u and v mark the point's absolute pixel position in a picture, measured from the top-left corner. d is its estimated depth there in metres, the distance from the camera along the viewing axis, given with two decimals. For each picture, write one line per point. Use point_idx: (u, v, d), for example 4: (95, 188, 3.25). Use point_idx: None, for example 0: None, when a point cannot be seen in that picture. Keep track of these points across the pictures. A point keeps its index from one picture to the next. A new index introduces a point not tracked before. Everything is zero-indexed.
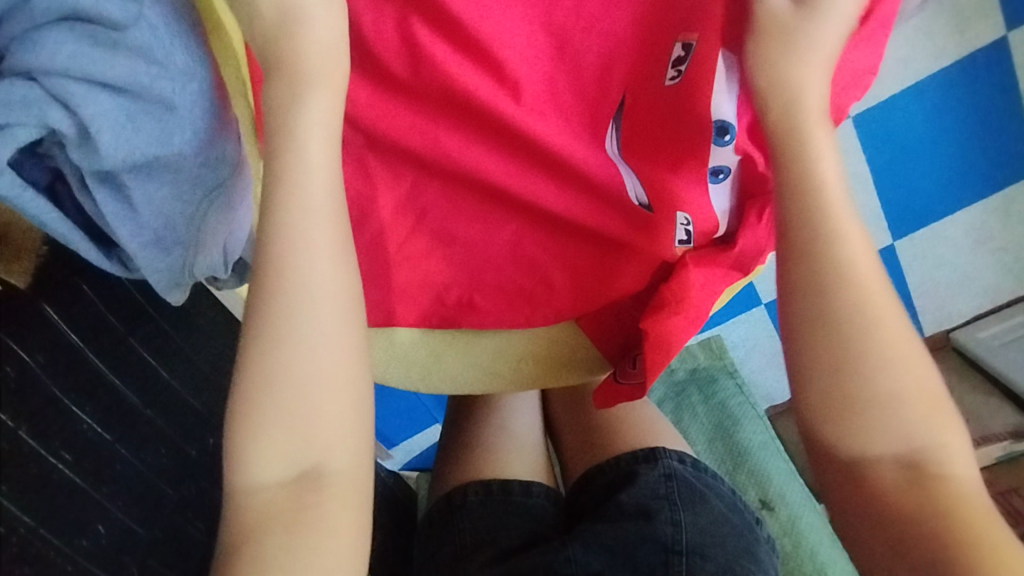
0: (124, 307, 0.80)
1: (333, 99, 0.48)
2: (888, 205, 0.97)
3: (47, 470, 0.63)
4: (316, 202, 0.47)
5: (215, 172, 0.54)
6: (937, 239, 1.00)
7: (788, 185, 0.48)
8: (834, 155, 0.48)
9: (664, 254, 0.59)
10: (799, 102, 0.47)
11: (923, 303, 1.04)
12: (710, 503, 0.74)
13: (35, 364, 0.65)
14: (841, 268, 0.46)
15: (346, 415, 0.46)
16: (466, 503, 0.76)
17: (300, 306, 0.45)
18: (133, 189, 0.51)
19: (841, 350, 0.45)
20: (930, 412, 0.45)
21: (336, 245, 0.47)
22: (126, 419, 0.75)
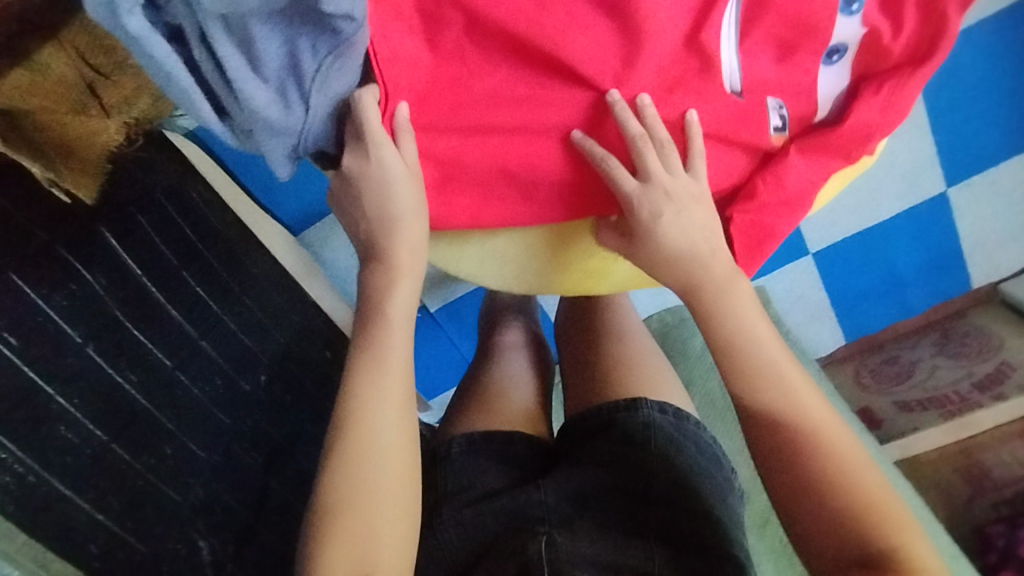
0: (178, 239, 0.77)
1: (413, 215, 0.52)
2: (942, 147, 0.94)
3: (114, 388, 0.65)
4: (394, 349, 0.51)
5: (347, 27, 0.43)
6: (987, 188, 0.97)
7: (721, 357, 0.53)
8: (729, 272, 0.54)
9: (764, 145, 0.57)
10: (692, 281, 0.54)
11: (971, 253, 1.02)
12: (687, 456, 0.62)
13: (98, 287, 0.66)
14: (775, 378, 0.51)
15: (396, 516, 0.47)
16: (449, 455, 0.64)
17: (380, 438, 0.48)
18: (260, 39, 0.42)
19: (796, 464, 0.48)
20: (893, 524, 0.46)
21: (404, 388, 0.51)
22: (183, 348, 0.74)
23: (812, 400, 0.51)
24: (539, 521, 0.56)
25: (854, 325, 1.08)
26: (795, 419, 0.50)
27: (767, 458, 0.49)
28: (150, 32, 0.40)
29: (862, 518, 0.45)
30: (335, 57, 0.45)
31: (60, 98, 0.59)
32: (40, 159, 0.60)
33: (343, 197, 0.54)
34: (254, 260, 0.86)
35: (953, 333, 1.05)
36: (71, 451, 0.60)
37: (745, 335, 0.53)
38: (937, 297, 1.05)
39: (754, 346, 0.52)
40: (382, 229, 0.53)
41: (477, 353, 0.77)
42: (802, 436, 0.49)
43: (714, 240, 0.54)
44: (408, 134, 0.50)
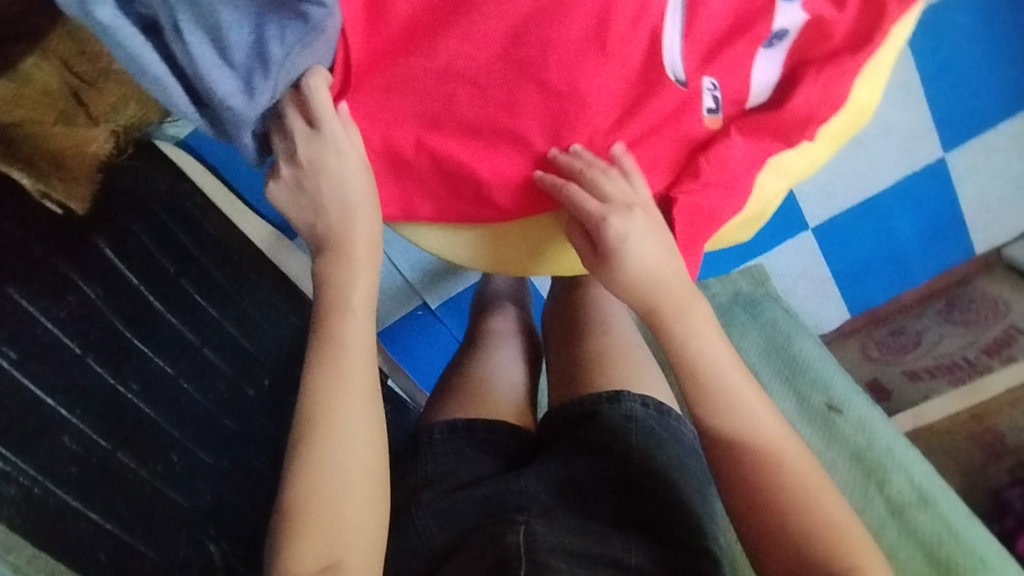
0: (174, 247, 0.76)
1: (366, 205, 0.51)
2: (938, 115, 0.93)
3: (116, 397, 0.65)
4: (353, 340, 0.49)
5: (318, 13, 0.43)
6: (985, 155, 0.96)
7: (682, 380, 0.51)
8: (681, 288, 0.51)
9: (698, 130, 0.53)
10: (654, 305, 0.51)
11: (973, 219, 1.01)
12: (666, 450, 0.60)
13: (95, 297, 0.66)
14: (733, 389, 0.50)
15: (364, 505, 0.46)
16: (430, 443, 0.62)
17: (341, 429, 0.47)
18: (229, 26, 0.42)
19: (755, 478, 0.47)
20: (850, 545, 0.45)
21: (365, 378, 0.49)
22: (184, 355, 0.73)
23: (770, 423, 0.49)
24: (517, 509, 0.55)
25: (859, 298, 1.06)
26: (753, 442, 0.48)
27: (729, 476, 0.48)
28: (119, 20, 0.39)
29: (821, 535, 0.44)
30: (303, 45, 0.44)
31: (47, 105, 0.65)
32: (30, 170, 0.63)
33: (298, 201, 0.51)
34: (251, 264, 0.86)
35: (958, 300, 1.04)
36: (76, 461, 0.59)
37: (706, 358, 0.50)
38: (942, 265, 1.04)
39: (716, 370, 0.50)
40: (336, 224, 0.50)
41: (466, 342, 0.75)
42: (756, 457, 0.48)
43: (670, 264, 0.51)
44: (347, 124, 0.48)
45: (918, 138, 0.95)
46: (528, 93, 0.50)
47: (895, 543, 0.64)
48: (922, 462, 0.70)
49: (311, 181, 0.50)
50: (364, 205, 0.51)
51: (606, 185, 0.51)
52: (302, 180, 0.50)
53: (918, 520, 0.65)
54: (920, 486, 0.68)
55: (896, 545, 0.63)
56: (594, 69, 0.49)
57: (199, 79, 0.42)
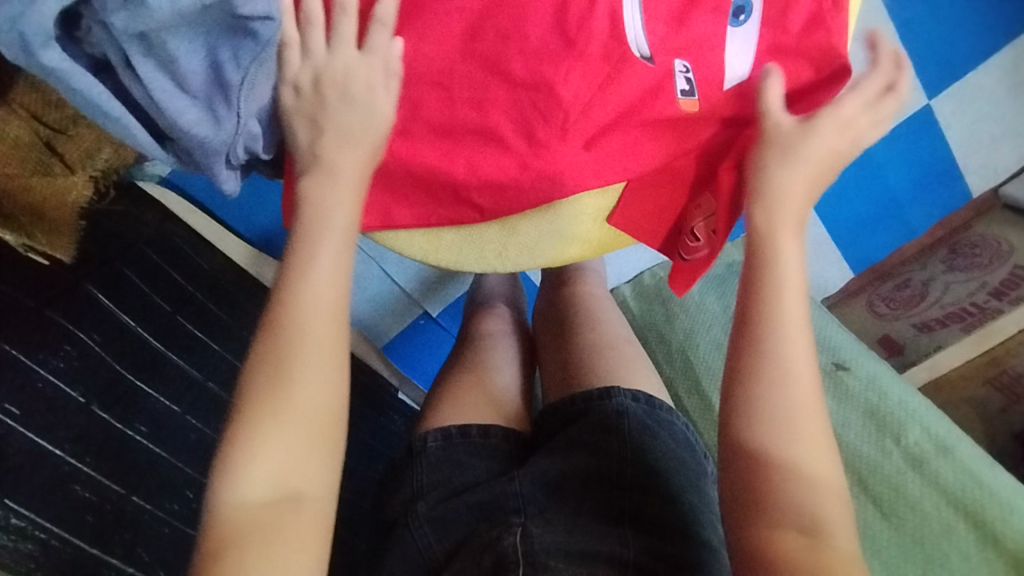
0: (168, 286, 0.76)
1: (367, 137, 0.49)
2: (916, 61, 0.92)
3: (125, 442, 0.65)
4: (321, 259, 0.47)
5: (267, 27, 0.42)
6: (969, 94, 0.95)
7: (749, 288, 0.50)
8: (802, 199, 0.52)
9: (673, 113, 0.53)
10: (781, 203, 0.51)
11: (965, 162, 0.99)
12: (660, 441, 0.61)
13: (94, 344, 0.66)
14: (779, 329, 0.48)
15: (313, 428, 0.44)
16: (426, 450, 0.61)
17: (312, 348, 0.45)
18: (184, 56, 0.40)
19: (772, 409, 0.46)
20: (829, 494, 0.45)
21: (335, 300, 0.47)
22: (189, 393, 0.73)
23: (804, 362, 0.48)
24: (513, 511, 0.55)
25: (859, 256, 1.05)
26: (783, 378, 0.47)
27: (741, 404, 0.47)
28: (72, 65, 0.38)
29: (799, 485, 0.45)
30: (258, 62, 0.43)
31: (20, 161, 0.58)
32: (12, 228, 0.60)
33: (305, 106, 0.48)
34: (248, 293, 0.85)
35: (960, 246, 1.02)
36: (91, 509, 0.60)
37: (780, 277, 0.49)
38: (939, 212, 1.03)
39: (777, 293, 0.49)
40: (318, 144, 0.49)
41: (457, 344, 0.75)
42: (774, 401, 0.46)
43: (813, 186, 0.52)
44: (398, 78, 0.48)
45: (901, 87, 0.94)
46: (493, 89, 0.49)
47: (917, 492, 0.64)
48: (937, 411, 0.70)
49: (331, 92, 0.48)
50: (364, 137, 0.49)
51: (880, 108, 0.52)
52: (318, 81, 0.47)
53: (938, 469, 0.65)
54: (940, 437, 0.67)
55: (919, 496, 0.64)
56: (559, 57, 0.48)
57: (160, 113, 0.41)
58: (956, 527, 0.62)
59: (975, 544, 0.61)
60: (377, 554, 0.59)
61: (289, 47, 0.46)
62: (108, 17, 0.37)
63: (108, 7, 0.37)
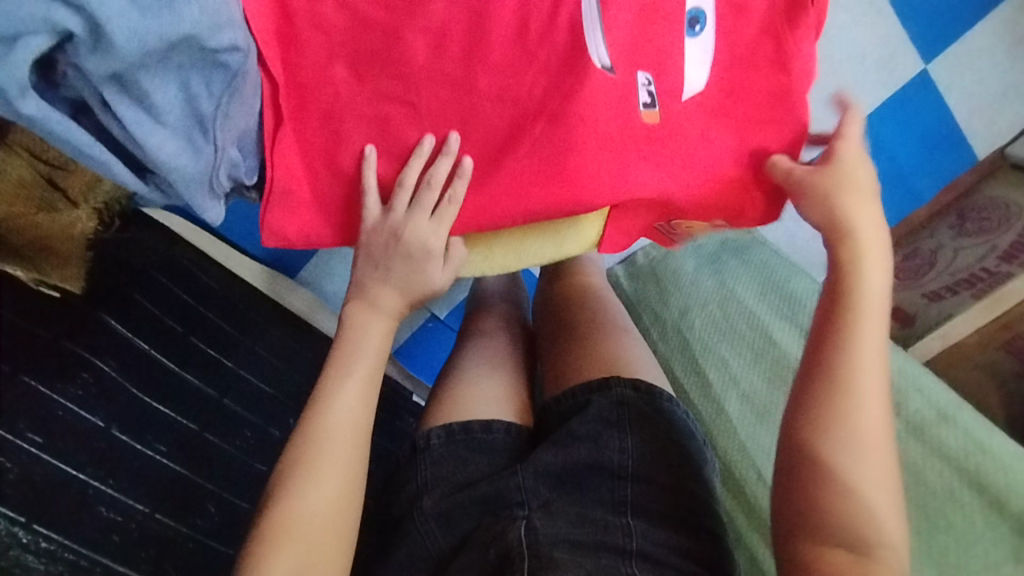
0: (178, 307, 0.78)
1: (416, 286, 0.53)
2: (911, 27, 0.92)
3: (147, 462, 0.67)
4: (355, 372, 0.52)
5: (234, 58, 0.42)
6: (969, 56, 0.94)
7: (834, 300, 0.51)
8: (877, 232, 0.52)
9: (635, 124, 0.47)
10: (853, 232, 0.51)
11: (971, 123, 0.97)
12: (662, 429, 0.63)
13: (110, 370, 0.68)
14: (861, 357, 0.49)
15: (332, 527, 0.49)
16: (429, 449, 0.62)
17: (339, 454, 0.50)
18: (159, 92, 0.40)
19: (853, 435, 0.47)
20: (892, 516, 0.47)
21: (362, 409, 0.52)
22: (207, 410, 0.76)
23: (880, 397, 0.49)
24: (517, 503, 0.56)
25: None
26: (852, 412, 0.48)
27: (816, 435, 0.48)
28: (50, 112, 0.37)
29: (860, 516, 0.46)
30: (230, 93, 0.43)
31: (25, 199, 0.60)
32: (22, 263, 0.61)
33: (371, 251, 0.52)
34: (256, 308, 0.88)
35: (968, 212, 0.99)
36: (117, 530, 0.62)
37: (866, 312, 0.50)
38: (942, 177, 1.00)
39: (862, 327, 0.50)
40: (367, 265, 0.53)
41: (455, 344, 0.75)
42: (845, 427, 0.47)
43: (873, 219, 0.52)
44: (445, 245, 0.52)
45: (895, 54, 0.94)
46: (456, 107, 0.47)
47: (920, 462, 0.63)
48: (940, 381, 0.69)
49: (397, 249, 0.52)
50: (418, 281, 0.53)
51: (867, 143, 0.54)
52: (392, 237, 0.51)
53: (940, 437, 0.64)
54: (939, 404, 0.66)
55: (924, 466, 0.63)
56: (522, 65, 0.45)
57: (143, 151, 0.41)
58: (960, 494, 0.61)
59: (981, 512, 0.60)
60: (383, 548, 0.60)
61: (370, 198, 0.49)
62: (78, 57, 0.37)
63: (79, 52, 0.37)
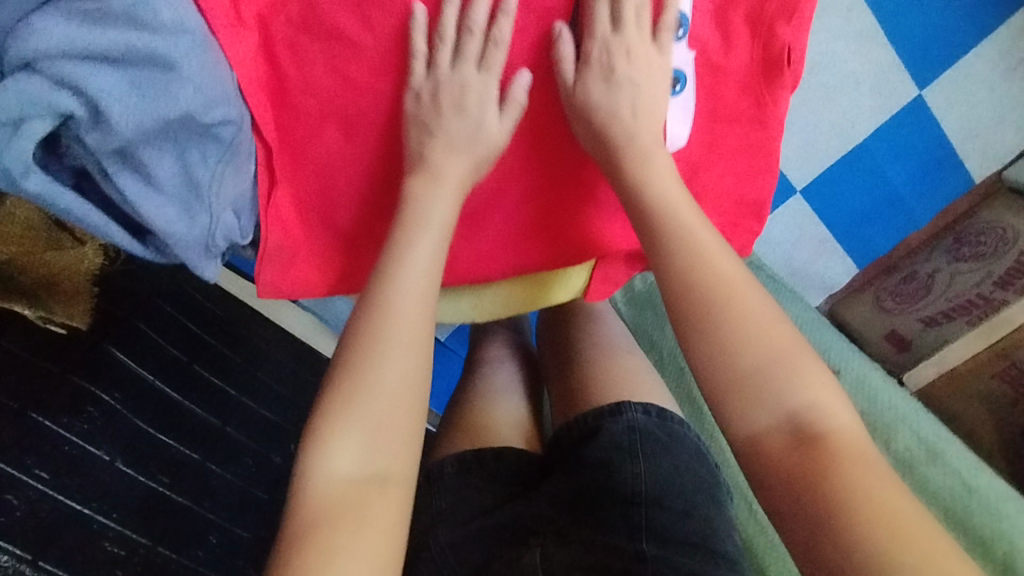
0: (181, 335, 0.79)
1: (479, 150, 0.48)
2: (905, 52, 0.88)
3: (150, 493, 0.69)
4: (422, 246, 0.47)
5: (227, 130, 0.42)
6: (966, 81, 0.89)
7: (642, 219, 0.47)
8: (644, 138, 0.48)
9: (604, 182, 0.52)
10: (619, 154, 0.48)
11: (966, 147, 0.94)
12: (674, 451, 0.63)
13: (115, 403, 0.69)
14: (694, 251, 0.45)
15: (401, 403, 0.43)
16: (442, 477, 0.64)
17: (406, 329, 0.45)
18: (159, 165, 0.41)
19: (736, 324, 0.43)
20: (812, 378, 0.41)
21: (425, 294, 0.47)
22: (209, 439, 0.77)
23: (739, 281, 0.45)
24: (532, 531, 0.58)
25: (864, 251, 1.04)
26: (727, 304, 0.43)
27: (693, 345, 0.43)
28: (54, 187, 0.38)
29: (780, 395, 0.41)
30: (225, 162, 0.44)
31: (32, 238, 0.63)
32: (30, 301, 0.62)
33: (420, 116, 0.47)
34: (258, 332, 0.89)
35: (966, 235, 0.98)
36: (118, 564, 0.63)
37: (673, 228, 0.46)
38: (941, 200, 0.99)
39: (678, 223, 0.46)
40: (428, 144, 0.48)
41: (462, 376, 0.76)
42: (721, 315, 0.43)
43: (647, 114, 0.49)
44: (511, 107, 0.47)
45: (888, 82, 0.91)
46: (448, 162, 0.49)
47: None
48: (929, 416, 0.69)
49: (446, 101, 0.47)
50: (477, 146, 0.48)
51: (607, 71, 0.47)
52: (437, 93, 0.47)
53: (927, 473, 0.65)
54: (927, 439, 0.67)
55: None
56: (506, 125, 0.49)
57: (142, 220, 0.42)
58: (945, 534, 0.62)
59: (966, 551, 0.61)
60: None
61: (415, 60, 0.45)
62: (82, 137, 0.38)
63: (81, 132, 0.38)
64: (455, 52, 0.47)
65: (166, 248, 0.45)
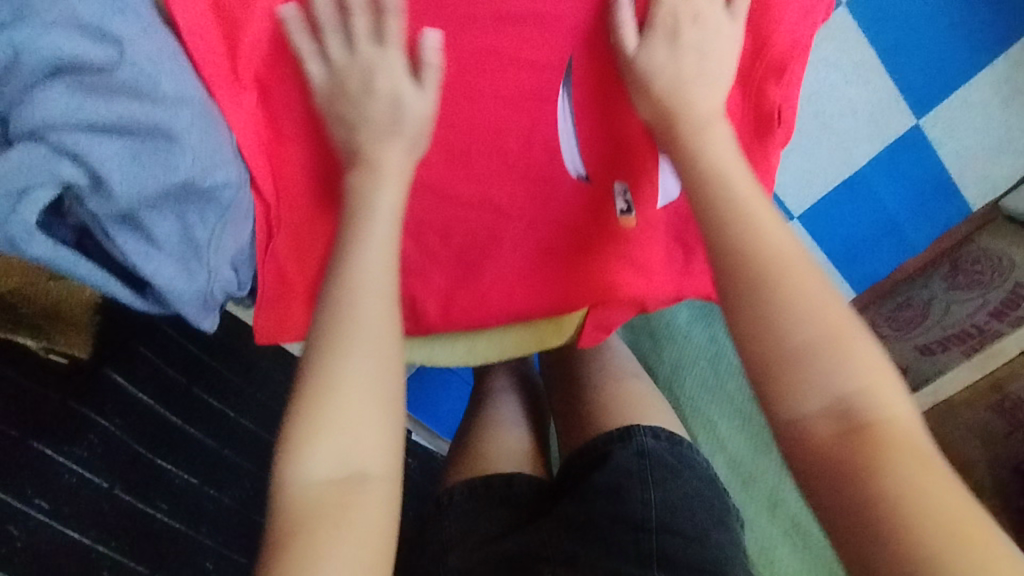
0: (181, 358, 0.80)
1: (412, 130, 0.46)
2: (901, 82, 0.83)
3: (148, 520, 0.70)
4: (376, 237, 0.45)
5: (226, 192, 0.43)
6: (963, 110, 0.84)
7: (695, 189, 0.46)
8: (707, 102, 0.47)
9: (606, 231, 0.52)
10: (682, 116, 0.47)
11: (962, 175, 0.89)
12: (683, 477, 0.64)
13: (114, 429, 0.70)
14: (745, 222, 0.43)
15: (372, 400, 0.42)
16: (452, 504, 0.65)
17: (367, 324, 0.43)
18: (159, 226, 0.42)
19: (785, 298, 0.41)
20: (866, 364, 0.40)
21: (385, 283, 0.45)
22: (209, 464, 0.78)
23: (793, 251, 0.43)
24: (542, 558, 0.57)
25: (860, 277, 1.00)
26: (780, 277, 0.42)
27: (740, 325, 0.42)
28: (56, 249, 0.39)
29: (837, 373, 0.39)
30: (225, 221, 0.45)
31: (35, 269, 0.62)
32: (32, 331, 0.62)
33: (336, 107, 0.45)
34: (258, 351, 0.89)
35: (961, 262, 0.97)
36: None
37: (729, 194, 0.45)
38: (938, 228, 0.94)
39: (735, 196, 0.44)
40: (363, 138, 0.46)
41: (469, 404, 0.78)
42: (771, 289, 0.42)
43: (705, 79, 0.47)
44: (435, 83, 0.45)
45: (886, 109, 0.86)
46: (442, 213, 0.50)
47: None
48: None
49: (354, 85, 0.45)
50: (409, 127, 0.46)
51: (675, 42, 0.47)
52: (342, 81, 0.45)
53: None
54: None
55: None
56: (500, 177, 0.49)
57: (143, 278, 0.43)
58: None
59: None
60: None
61: (301, 39, 0.43)
62: (83, 201, 0.40)
63: (85, 196, 0.39)
64: (349, 37, 0.45)
65: (164, 302, 0.45)
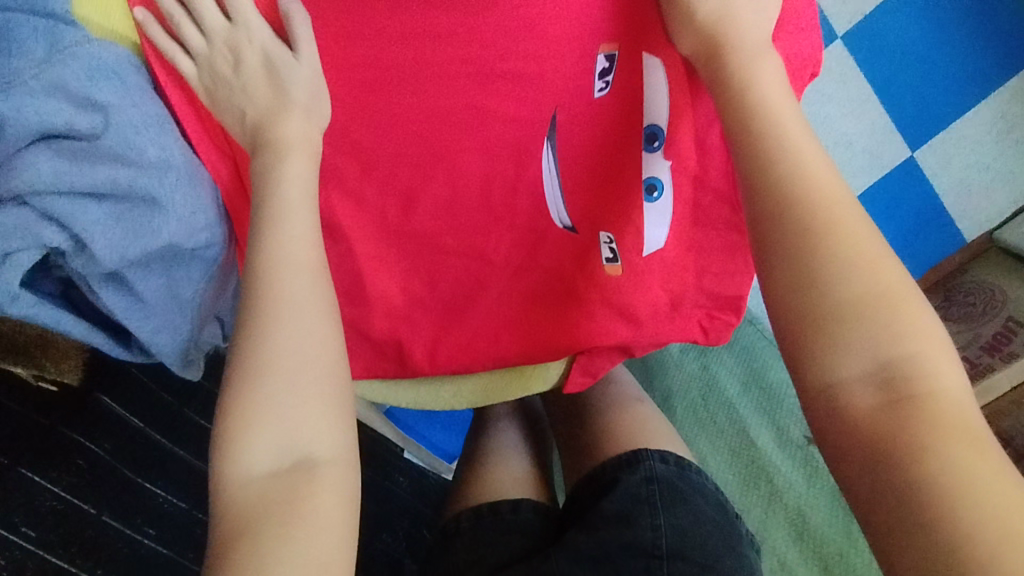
0: (173, 380, 0.80)
1: (303, 102, 0.44)
2: (897, 116, 0.83)
3: (133, 546, 0.71)
4: (297, 218, 0.43)
5: (209, 251, 0.48)
6: (961, 142, 0.83)
7: (737, 123, 0.42)
8: (758, 30, 0.43)
9: (594, 279, 0.53)
10: (730, 46, 0.43)
11: (956, 208, 0.88)
12: (693, 502, 0.62)
13: (103, 453, 0.69)
14: (786, 164, 0.40)
15: (309, 385, 0.40)
16: (460, 530, 0.65)
17: (294, 305, 0.41)
18: (144, 283, 0.45)
19: (825, 249, 0.38)
20: (916, 327, 0.36)
21: (310, 262, 0.43)
22: (197, 486, 0.79)
23: (839, 196, 0.39)
24: None
25: None
26: (824, 225, 0.38)
27: (775, 278, 0.39)
28: (42, 306, 0.43)
29: (882, 333, 0.36)
30: (207, 276, 0.49)
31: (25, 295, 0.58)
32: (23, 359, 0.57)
33: (216, 96, 0.44)
34: None
35: (955, 292, 0.97)
36: None
37: (773, 131, 0.41)
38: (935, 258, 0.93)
39: (782, 134, 0.41)
40: (263, 129, 0.44)
41: (473, 432, 0.78)
42: (812, 240, 0.38)
43: (755, 8, 0.44)
44: (305, 52, 0.44)
45: (878, 140, 0.86)
46: (426, 261, 0.52)
47: None
48: None
49: (222, 67, 0.44)
50: (298, 99, 0.44)
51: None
52: (210, 68, 0.44)
53: None
54: None
55: None
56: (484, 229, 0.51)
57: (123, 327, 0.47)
58: None
59: None
60: None
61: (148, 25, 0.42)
62: (67, 259, 0.43)
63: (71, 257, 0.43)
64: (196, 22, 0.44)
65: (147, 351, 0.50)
